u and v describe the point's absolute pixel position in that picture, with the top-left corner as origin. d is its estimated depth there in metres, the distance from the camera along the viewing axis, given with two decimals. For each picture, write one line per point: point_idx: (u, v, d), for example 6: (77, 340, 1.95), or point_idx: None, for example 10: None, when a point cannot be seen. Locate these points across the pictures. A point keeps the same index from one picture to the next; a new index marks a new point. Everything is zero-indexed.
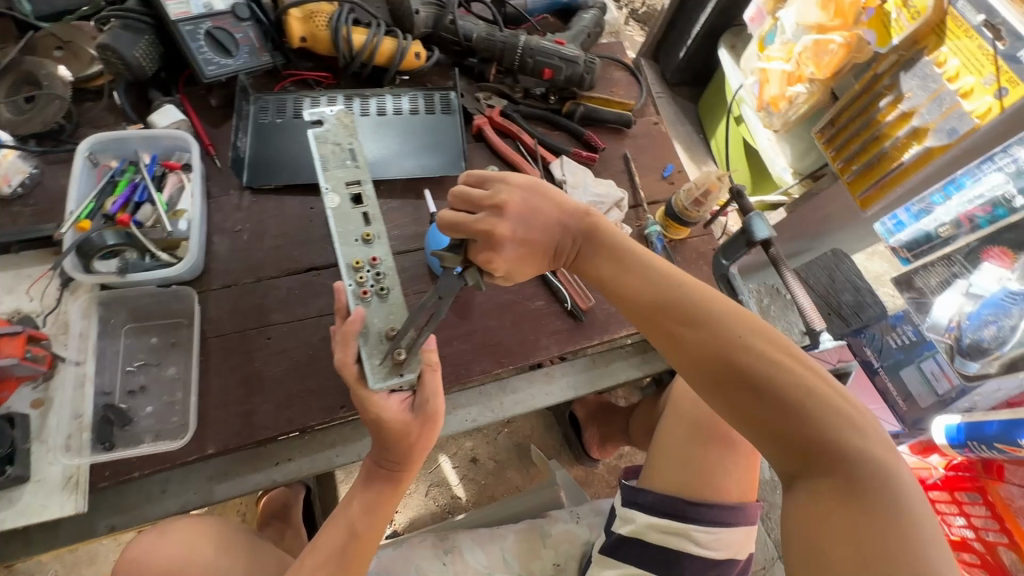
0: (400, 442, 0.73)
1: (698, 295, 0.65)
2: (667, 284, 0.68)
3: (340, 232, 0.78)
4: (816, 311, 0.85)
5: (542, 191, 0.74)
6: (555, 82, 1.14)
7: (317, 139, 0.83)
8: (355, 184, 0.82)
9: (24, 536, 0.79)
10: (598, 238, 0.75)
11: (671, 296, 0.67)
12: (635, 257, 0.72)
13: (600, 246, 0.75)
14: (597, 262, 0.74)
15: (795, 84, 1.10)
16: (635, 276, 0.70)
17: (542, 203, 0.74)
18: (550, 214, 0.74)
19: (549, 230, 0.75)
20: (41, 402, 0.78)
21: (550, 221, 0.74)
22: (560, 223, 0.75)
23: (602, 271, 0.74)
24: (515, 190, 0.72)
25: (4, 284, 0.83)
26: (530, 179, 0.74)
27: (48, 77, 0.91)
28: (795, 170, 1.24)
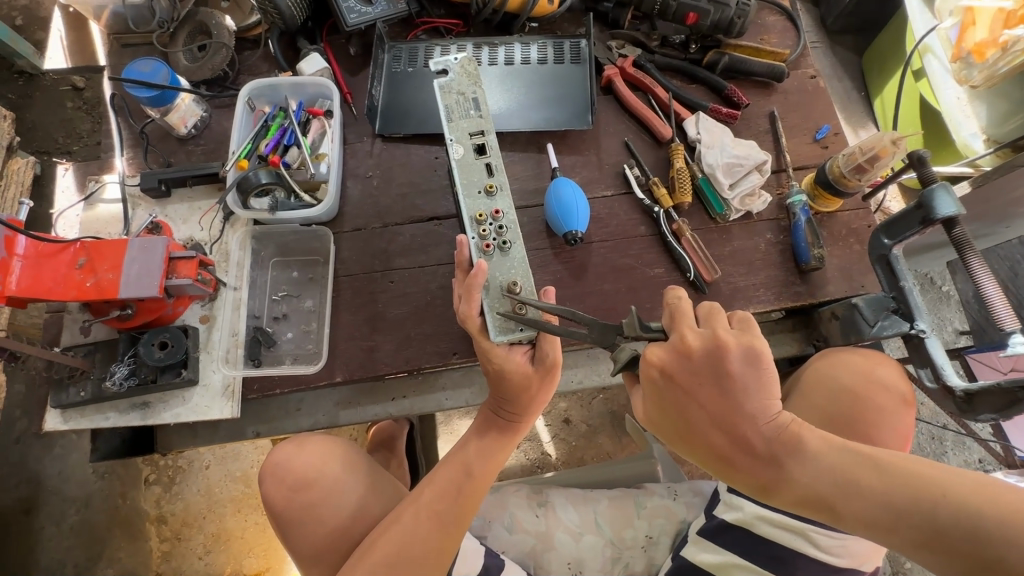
0: (519, 394, 0.76)
1: (958, 503, 0.53)
2: (912, 495, 0.55)
3: (464, 183, 0.79)
4: (1008, 306, 0.71)
5: (744, 356, 0.60)
6: (699, 29, 1.03)
7: (442, 89, 0.83)
8: (479, 135, 0.82)
9: (192, 429, 0.93)
10: (798, 442, 0.59)
11: (920, 508, 0.54)
12: (859, 463, 0.58)
13: (799, 454, 0.59)
14: (808, 470, 0.59)
15: (1016, 26, 0.89)
16: (865, 492, 0.56)
17: (738, 383, 0.60)
18: (744, 400, 0.60)
19: (734, 425, 0.60)
20: (207, 317, 0.89)
21: (749, 414, 0.60)
22: (750, 417, 0.60)
23: (806, 489, 0.58)
24: (716, 364, 0.60)
25: (181, 214, 0.95)
26: (734, 344, 0.60)
27: (217, 27, 1.00)
28: (989, 137, 1.04)
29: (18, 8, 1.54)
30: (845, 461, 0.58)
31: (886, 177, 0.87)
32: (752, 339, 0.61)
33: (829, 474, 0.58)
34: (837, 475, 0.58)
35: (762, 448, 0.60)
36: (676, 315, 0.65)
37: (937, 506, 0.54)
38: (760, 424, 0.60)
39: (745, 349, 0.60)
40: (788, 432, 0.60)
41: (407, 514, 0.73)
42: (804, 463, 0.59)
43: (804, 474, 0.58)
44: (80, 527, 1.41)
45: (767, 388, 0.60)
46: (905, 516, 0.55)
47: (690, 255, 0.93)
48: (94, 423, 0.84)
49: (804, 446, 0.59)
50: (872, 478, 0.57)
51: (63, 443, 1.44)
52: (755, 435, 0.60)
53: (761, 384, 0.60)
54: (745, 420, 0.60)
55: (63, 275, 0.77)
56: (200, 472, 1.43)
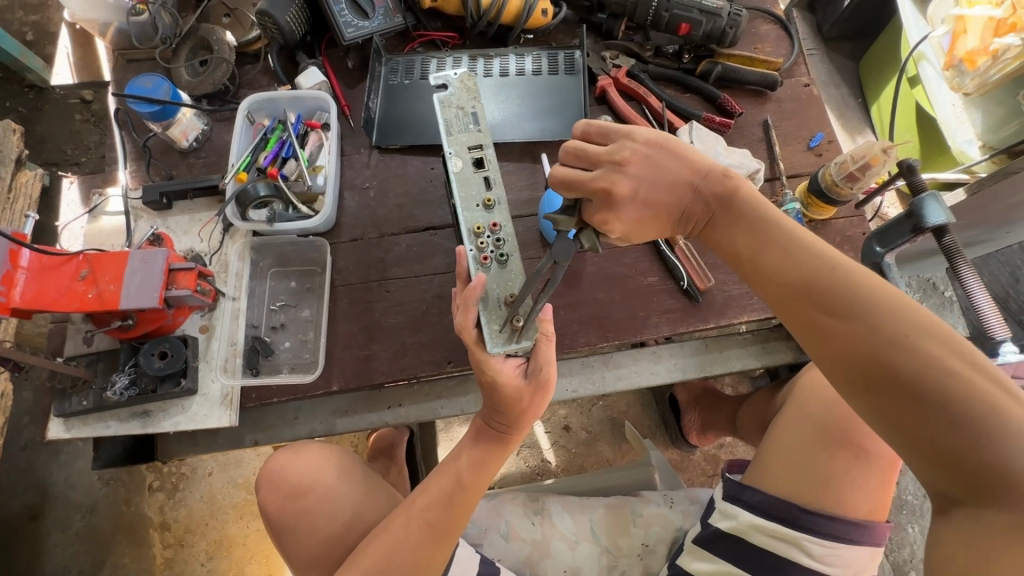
0: (511, 406, 0.77)
1: (838, 276, 0.60)
2: (807, 259, 0.62)
3: (462, 197, 0.80)
4: (999, 315, 0.71)
5: (657, 151, 0.71)
6: (692, 39, 1.04)
7: (442, 103, 0.84)
8: (477, 149, 0.83)
9: (192, 437, 0.94)
10: (730, 198, 0.69)
11: (805, 272, 0.62)
12: (769, 227, 0.67)
13: (728, 208, 0.70)
14: (727, 230, 0.70)
15: (1006, 34, 0.89)
16: (768, 249, 0.66)
17: (669, 163, 0.71)
18: (674, 174, 0.71)
19: (671, 198, 0.72)
20: (207, 327, 0.91)
21: (674, 178, 0.71)
22: (681, 186, 0.71)
23: (729, 243, 0.70)
24: (643, 149, 0.70)
25: (182, 225, 0.97)
26: (660, 135, 0.71)
27: (218, 42, 1.02)
28: (984, 143, 1.03)
29: (28, 24, 1.58)
30: (766, 221, 0.67)
31: (878, 185, 0.88)
32: (653, 137, 0.71)
33: (748, 232, 0.68)
34: (756, 229, 0.67)
35: (700, 199, 0.72)
36: (575, 154, 0.71)
37: (821, 276, 0.61)
38: (694, 187, 0.71)
39: (657, 147, 0.71)
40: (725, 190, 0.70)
41: (398, 521, 0.74)
42: (731, 216, 0.70)
43: (728, 226, 0.70)
44: (85, 533, 1.42)
45: (690, 161, 0.71)
46: (794, 271, 0.63)
47: (684, 264, 0.93)
48: (96, 431, 0.85)
49: (732, 203, 0.69)
50: (786, 241, 0.65)
51: (69, 450, 1.46)
52: (692, 200, 0.72)
53: (682, 162, 0.71)
54: (665, 192, 0.72)
55: (66, 287, 0.79)
56: (203, 479, 1.45)
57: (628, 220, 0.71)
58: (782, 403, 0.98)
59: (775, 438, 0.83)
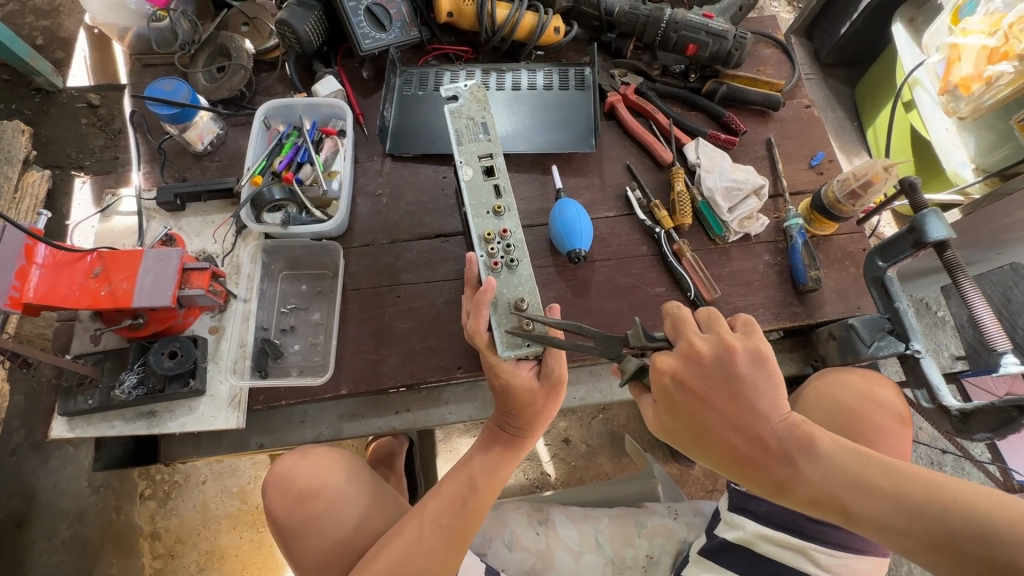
0: (525, 409, 0.77)
1: (967, 513, 0.54)
2: (922, 497, 0.56)
3: (473, 204, 0.82)
4: (1000, 327, 0.73)
5: (753, 359, 0.62)
6: (698, 59, 1.08)
7: (452, 113, 0.87)
8: (487, 158, 0.85)
9: (196, 440, 0.93)
10: (810, 443, 0.61)
11: (930, 508, 0.56)
12: (867, 471, 0.58)
13: (812, 453, 0.60)
14: (817, 478, 0.60)
15: (998, 62, 0.92)
16: (877, 491, 0.58)
17: (756, 383, 0.62)
18: (756, 400, 0.62)
19: (747, 424, 0.62)
20: (216, 328, 0.90)
21: (758, 409, 0.62)
22: (760, 416, 0.62)
23: (820, 487, 0.59)
24: (736, 360, 0.62)
25: (195, 227, 0.97)
26: (754, 348, 0.62)
27: (236, 49, 1.04)
28: (978, 166, 1.07)
29: (39, 28, 1.59)
30: (855, 461, 0.59)
31: (879, 203, 0.90)
32: (757, 344, 0.63)
33: (842, 476, 0.59)
34: (849, 474, 0.59)
35: (774, 442, 0.61)
36: (676, 324, 0.67)
37: (949, 514, 0.55)
38: (771, 424, 0.62)
39: (753, 352, 0.63)
40: (800, 432, 0.61)
41: (410, 527, 0.73)
42: (819, 464, 0.60)
43: (817, 472, 0.60)
44: (71, 542, 1.39)
45: (776, 390, 0.62)
46: (914, 513, 0.56)
47: (691, 276, 0.95)
48: (100, 431, 0.84)
49: (816, 445, 0.60)
50: (886, 484, 0.58)
51: (59, 455, 1.43)
52: (768, 434, 0.61)
53: (768, 384, 0.62)
54: (758, 419, 0.62)
55: (79, 284, 0.79)
56: (196, 487, 1.43)
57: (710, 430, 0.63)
58: None
59: None
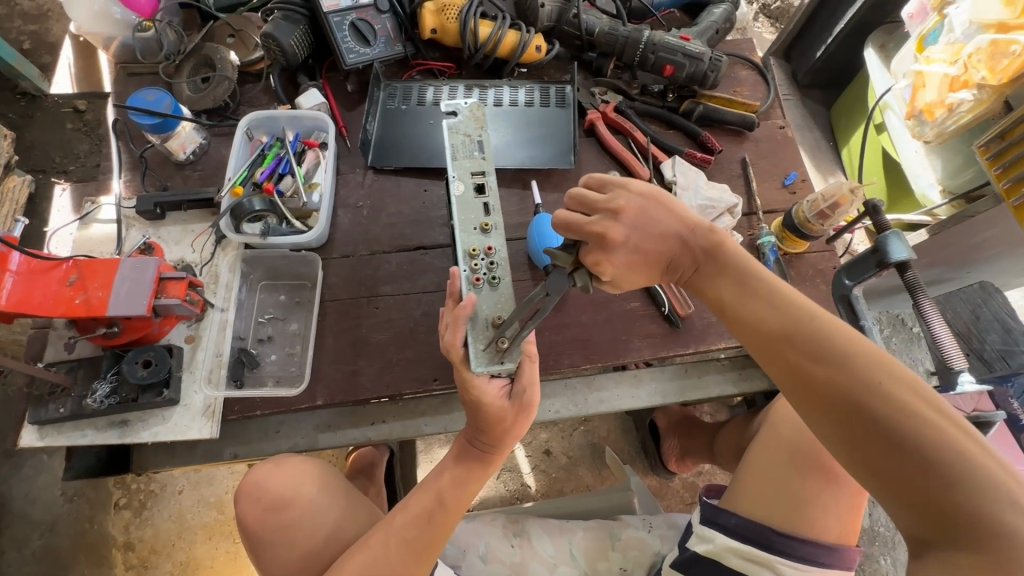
0: (494, 426, 0.78)
1: (823, 330, 0.59)
2: (791, 312, 0.62)
3: (461, 219, 0.82)
4: (958, 345, 0.75)
5: (653, 198, 0.70)
6: (676, 80, 1.11)
7: (449, 129, 0.88)
8: (479, 175, 0.85)
9: (169, 450, 0.93)
10: (716, 253, 0.69)
11: (794, 324, 0.61)
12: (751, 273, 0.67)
13: (712, 264, 0.70)
14: (711, 284, 0.70)
15: (959, 90, 0.94)
16: (759, 298, 0.65)
17: (659, 213, 0.70)
18: (660, 221, 0.70)
19: (654, 241, 0.70)
20: (193, 338, 0.90)
21: (664, 229, 0.70)
22: (663, 233, 0.70)
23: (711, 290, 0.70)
24: (633, 197, 0.69)
25: (174, 236, 0.98)
26: (650, 188, 0.70)
27: (222, 61, 1.06)
28: (944, 188, 1.10)
29: (27, 33, 1.60)
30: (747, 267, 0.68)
31: (847, 223, 0.93)
32: (648, 187, 0.70)
33: (733, 280, 0.68)
34: (741, 282, 0.67)
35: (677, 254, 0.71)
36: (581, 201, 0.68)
37: (809, 330, 0.60)
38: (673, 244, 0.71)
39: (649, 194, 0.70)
40: (705, 249, 0.70)
41: (376, 540, 0.74)
42: (717, 267, 0.69)
43: (712, 281, 0.70)
44: (42, 553, 1.36)
45: (678, 213, 0.71)
46: (768, 324, 0.63)
47: (666, 292, 0.97)
48: (70, 441, 0.83)
49: (721, 253, 0.69)
50: (766, 289, 0.66)
51: (33, 463, 1.41)
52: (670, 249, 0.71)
53: (669, 212, 0.70)
54: (660, 238, 0.70)
55: (53, 292, 0.79)
56: (172, 497, 1.41)
57: (619, 263, 0.67)
58: (759, 427, 1.01)
59: (751, 463, 0.86)
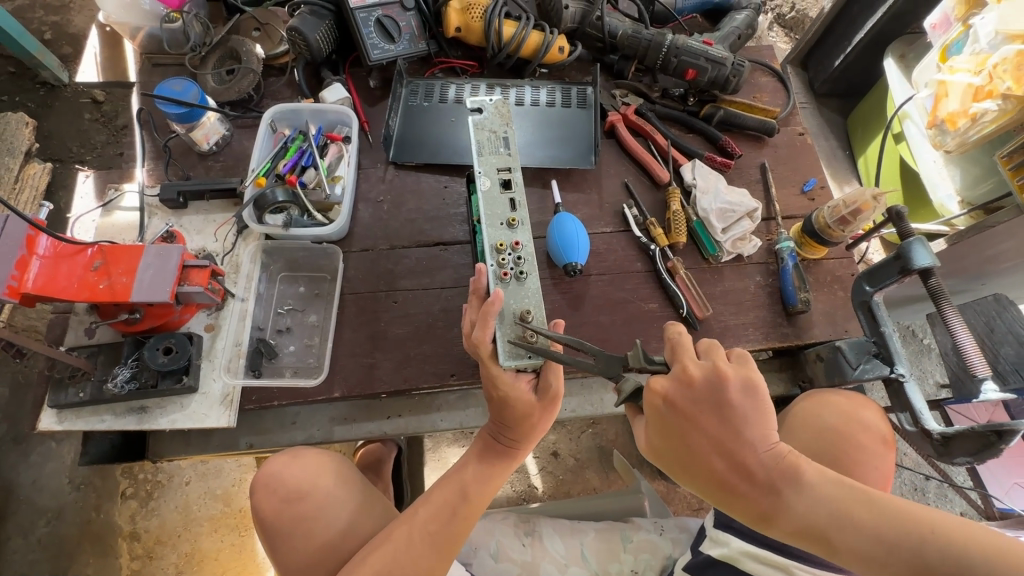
0: (522, 421, 0.78)
1: (943, 546, 0.53)
2: (901, 529, 0.55)
3: (488, 214, 0.83)
4: (981, 354, 0.75)
5: (744, 390, 0.61)
6: (697, 84, 1.12)
7: (475, 125, 0.89)
8: (506, 171, 0.86)
9: (185, 438, 0.93)
10: (796, 473, 0.59)
11: (909, 543, 0.54)
12: (845, 494, 0.58)
13: (797, 483, 0.59)
14: (802, 510, 0.58)
15: (983, 100, 0.93)
16: (859, 525, 0.56)
17: (745, 408, 0.61)
18: (746, 429, 0.60)
19: (734, 450, 0.60)
20: (213, 326, 0.91)
21: (746, 439, 0.60)
22: (749, 444, 0.60)
23: (803, 520, 0.58)
24: (722, 386, 0.61)
25: (196, 225, 0.98)
26: (744, 374, 0.62)
27: (247, 53, 1.06)
28: (964, 199, 1.10)
29: (48, 24, 1.61)
30: (837, 485, 0.59)
31: (867, 230, 0.93)
32: (749, 372, 0.62)
33: (824, 507, 0.58)
34: (836, 507, 0.57)
35: (760, 472, 0.59)
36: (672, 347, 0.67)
37: (928, 548, 0.54)
38: (758, 451, 0.60)
39: (742, 380, 0.62)
40: (786, 461, 0.59)
41: (400, 532, 0.73)
42: (806, 495, 0.58)
43: (803, 503, 0.58)
44: (48, 540, 1.36)
45: (764, 416, 0.61)
46: (896, 552, 0.54)
47: (684, 293, 0.97)
48: (89, 425, 0.84)
49: (802, 475, 0.58)
50: (866, 515, 0.56)
51: (41, 451, 1.41)
52: (754, 461, 0.59)
53: (759, 413, 0.61)
54: (743, 446, 0.60)
55: (78, 277, 0.79)
56: (179, 488, 1.41)
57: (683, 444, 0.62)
58: None
59: None
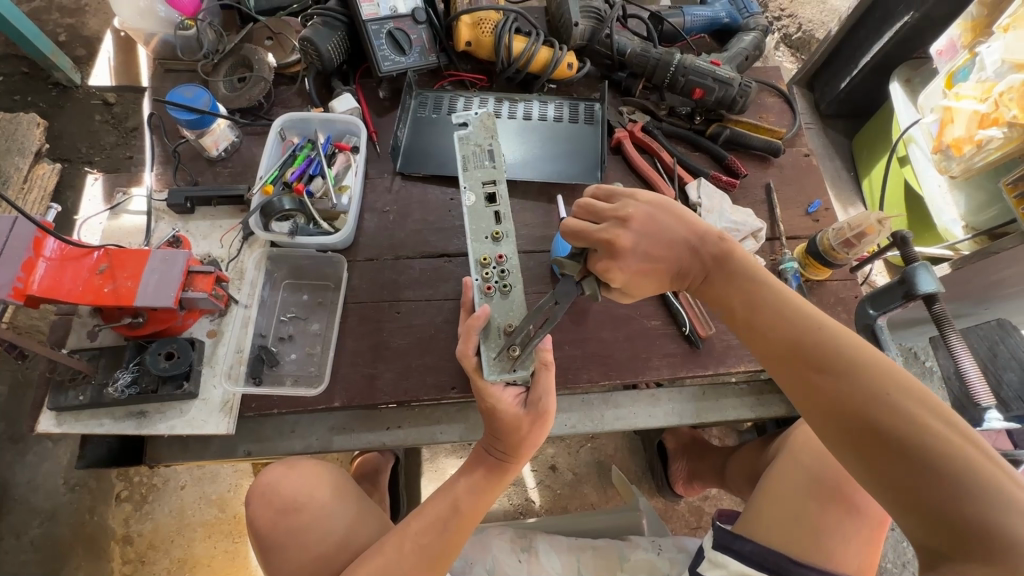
0: (509, 435, 0.77)
1: (816, 323, 0.63)
2: (788, 308, 0.66)
3: (472, 228, 0.83)
4: (985, 383, 0.75)
5: (662, 208, 0.74)
6: (704, 103, 1.12)
7: (460, 139, 0.88)
8: (490, 184, 0.85)
9: (183, 443, 0.93)
10: (725, 256, 0.72)
11: (794, 318, 0.64)
12: (758, 280, 0.70)
13: (725, 266, 0.72)
14: (722, 287, 0.72)
15: (988, 127, 0.94)
16: (761, 299, 0.68)
17: (667, 219, 0.74)
18: (669, 229, 0.74)
19: (675, 249, 0.74)
20: (215, 332, 0.91)
21: (673, 236, 0.74)
22: (683, 241, 0.74)
23: (724, 293, 0.72)
24: (643, 206, 0.73)
25: (202, 230, 0.98)
26: (659, 198, 0.75)
27: (259, 62, 1.08)
28: (967, 224, 1.11)
29: (63, 26, 1.63)
30: (754, 277, 0.70)
31: (872, 253, 0.93)
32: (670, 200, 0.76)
33: (741, 287, 0.70)
34: (746, 286, 0.70)
35: (694, 254, 0.74)
36: (580, 229, 0.71)
37: (803, 323, 0.63)
38: (684, 242, 0.74)
39: (659, 203, 0.75)
40: (717, 249, 0.73)
41: (392, 544, 0.73)
42: (725, 274, 0.72)
43: (724, 282, 0.72)
44: (41, 541, 1.34)
45: (687, 219, 0.75)
46: (777, 324, 0.65)
47: (686, 312, 0.97)
48: (87, 429, 0.83)
49: (730, 261, 0.72)
50: (766, 293, 0.68)
51: (38, 450, 1.41)
52: (692, 253, 0.74)
53: (683, 221, 0.74)
54: (673, 241, 0.74)
55: (83, 279, 0.79)
56: (174, 492, 1.40)
57: (629, 270, 0.72)
58: (774, 454, 1.01)
59: (767, 488, 0.86)
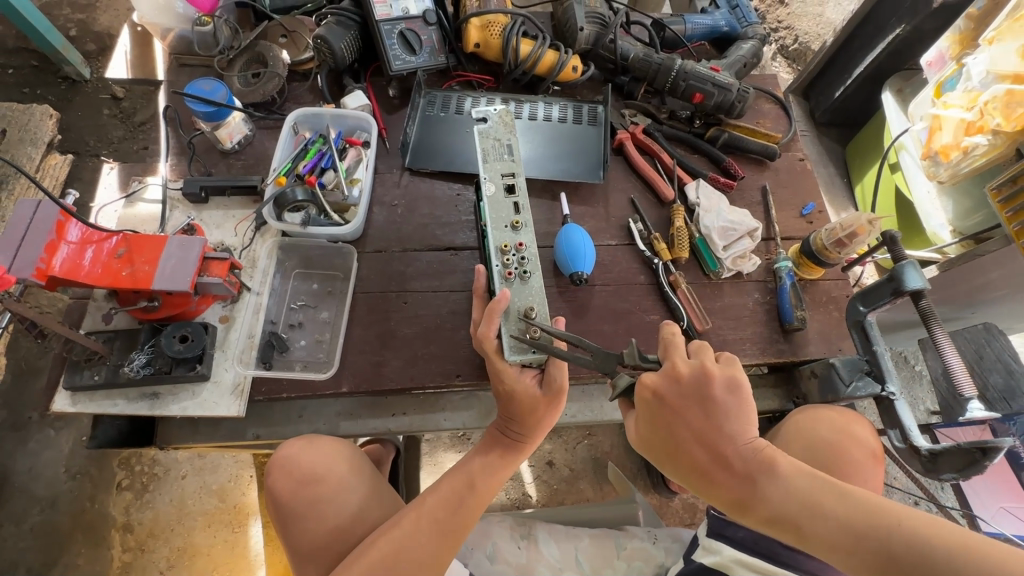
0: (527, 414, 0.80)
1: (909, 534, 0.56)
2: (869, 517, 0.58)
3: (493, 217, 0.87)
4: (969, 375, 0.78)
5: (726, 387, 0.67)
6: (704, 107, 1.16)
7: (480, 134, 0.93)
8: (510, 176, 0.90)
9: (192, 426, 0.94)
10: (771, 464, 0.64)
11: (875, 532, 0.58)
12: (821, 486, 0.62)
13: (771, 473, 0.63)
14: (773, 498, 0.63)
15: (974, 134, 0.98)
16: (826, 513, 0.60)
17: (727, 407, 0.66)
18: (726, 421, 0.66)
19: (714, 441, 0.66)
20: (227, 318, 0.93)
21: (721, 433, 0.66)
22: (728, 436, 0.66)
23: (776, 508, 0.62)
24: (698, 386, 0.67)
25: (216, 220, 1.01)
26: (720, 377, 0.67)
27: (273, 58, 1.11)
28: (955, 228, 1.14)
29: (74, 21, 1.65)
30: (815, 484, 0.62)
31: (862, 253, 0.97)
32: (734, 372, 0.68)
33: (798, 498, 0.62)
34: (805, 499, 0.61)
35: (735, 461, 0.65)
36: (670, 343, 0.71)
37: (893, 536, 0.57)
38: (737, 443, 0.65)
39: (727, 378, 0.67)
40: (763, 454, 0.64)
41: (408, 520, 0.75)
42: (774, 482, 0.63)
43: (775, 491, 0.63)
44: (40, 529, 1.36)
45: (744, 413, 0.67)
46: (863, 542, 0.58)
47: (684, 306, 1.01)
48: (102, 408, 0.86)
49: (777, 468, 0.63)
50: (833, 507, 0.60)
51: (39, 438, 1.42)
52: (733, 453, 0.65)
53: (740, 408, 0.67)
54: (724, 439, 0.65)
55: (102, 262, 0.82)
56: (175, 481, 1.42)
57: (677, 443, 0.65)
58: None
59: None
